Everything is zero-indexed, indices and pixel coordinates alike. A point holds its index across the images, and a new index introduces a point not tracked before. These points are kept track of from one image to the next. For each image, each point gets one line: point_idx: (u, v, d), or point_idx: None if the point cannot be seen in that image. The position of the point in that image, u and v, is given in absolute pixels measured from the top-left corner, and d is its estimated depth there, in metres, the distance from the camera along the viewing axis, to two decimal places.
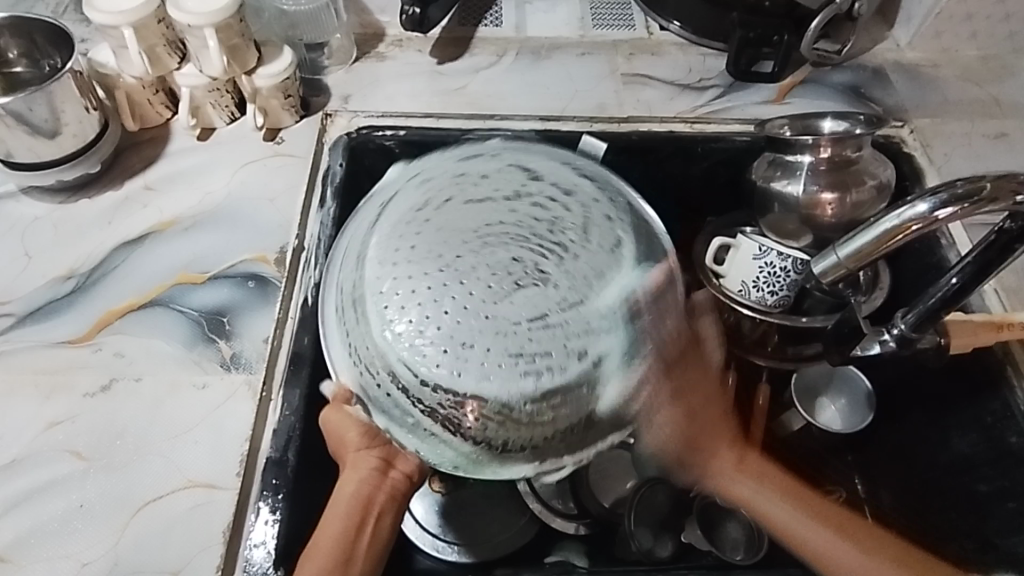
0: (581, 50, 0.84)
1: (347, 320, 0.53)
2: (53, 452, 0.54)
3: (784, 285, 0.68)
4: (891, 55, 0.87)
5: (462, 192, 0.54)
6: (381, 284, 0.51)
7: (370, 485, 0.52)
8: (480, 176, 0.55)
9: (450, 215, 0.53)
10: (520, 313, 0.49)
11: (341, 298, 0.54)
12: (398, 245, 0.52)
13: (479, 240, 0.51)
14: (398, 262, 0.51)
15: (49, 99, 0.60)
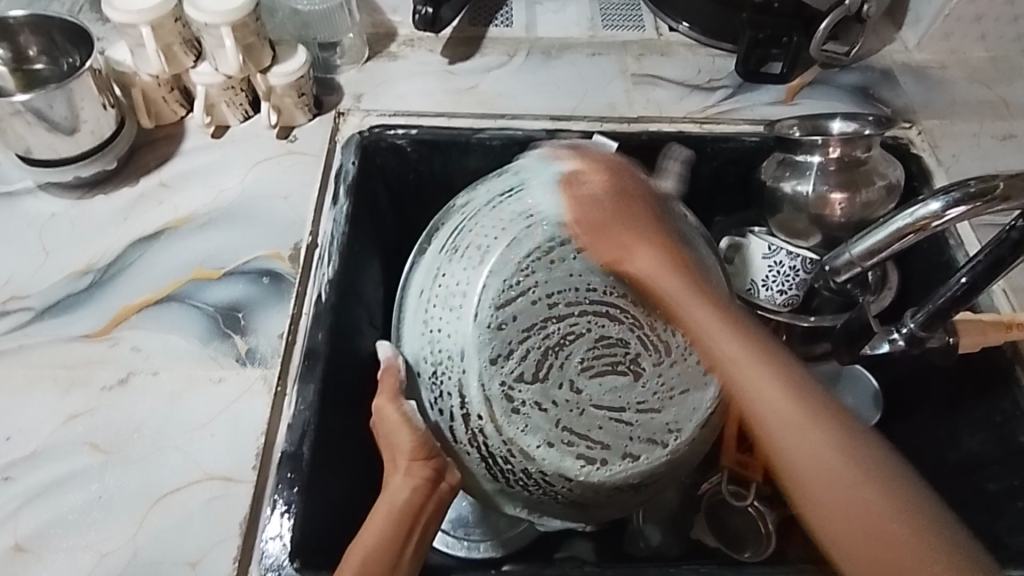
0: (591, 51, 0.85)
1: (433, 300, 0.56)
2: (72, 445, 0.54)
3: (793, 284, 0.70)
4: (900, 56, 0.87)
5: (602, 243, 0.57)
6: (489, 312, 0.54)
7: (420, 492, 0.50)
8: (630, 232, 0.57)
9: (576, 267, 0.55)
10: (603, 398, 0.54)
11: (442, 280, 0.57)
12: (532, 250, 0.56)
13: (595, 305, 0.55)
14: (522, 279, 0.55)
15: (68, 97, 0.61)
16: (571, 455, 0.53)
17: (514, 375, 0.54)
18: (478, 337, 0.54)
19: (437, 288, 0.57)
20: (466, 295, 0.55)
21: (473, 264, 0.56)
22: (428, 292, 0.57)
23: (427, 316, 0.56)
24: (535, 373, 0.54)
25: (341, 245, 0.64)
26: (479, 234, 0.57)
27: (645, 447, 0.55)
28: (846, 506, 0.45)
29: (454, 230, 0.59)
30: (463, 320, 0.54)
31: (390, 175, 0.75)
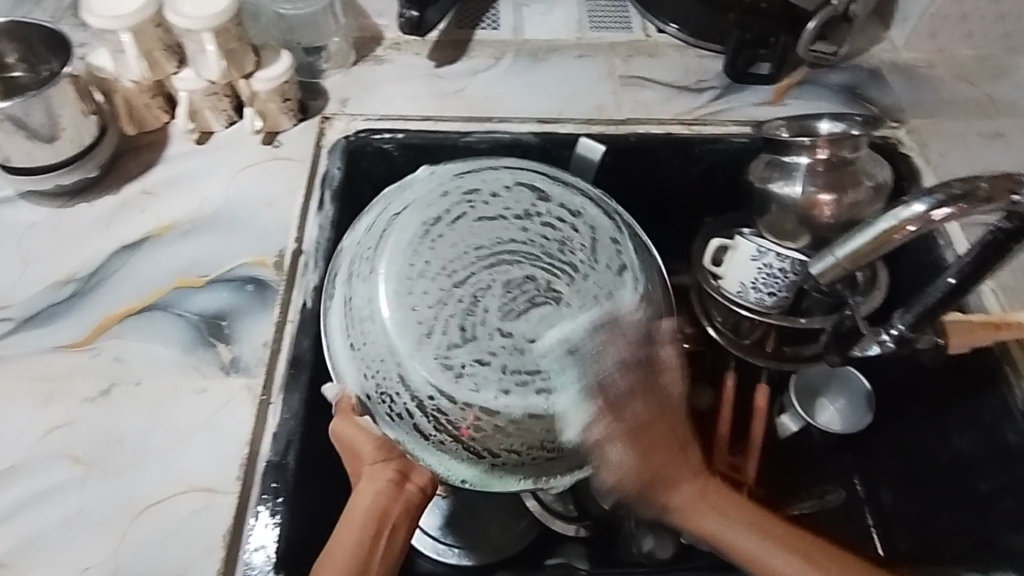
0: (578, 52, 0.85)
1: (350, 321, 0.55)
2: (53, 457, 0.53)
3: (783, 286, 0.69)
4: (888, 55, 0.87)
5: (476, 209, 0.57)
6: (399, 300, 0.53)
7: (385, 498, 0.49)
8: (492, 193, 0.58)
9: (465, 232, 0.56)
10: (535, 330, 0.52)
11: (349, 302, 0.56)
12: (413, 238, 0.56)
13: (494, 259, 0.55)
14: (416, 262, 0.55)
15: (47, 105, 0.60)
16: (531, 391, 0.51)
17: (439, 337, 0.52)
18: (398, 333, 0.53)
19: (349, 309, 0.55)
20: (372, 302, 0.54)
21: (369, 279, 0.55)
22: (346, 318, 0.56)
23: (354, 336, 0.54)
24: (461, 335, 0.52)
25: (327, 250, 0.65)
26: (365, 254, 0.56)
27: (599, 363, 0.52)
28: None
29: (348, 256, 0.58)
30: (379, 321, 0.53)
31: (376, 179, 0.75)
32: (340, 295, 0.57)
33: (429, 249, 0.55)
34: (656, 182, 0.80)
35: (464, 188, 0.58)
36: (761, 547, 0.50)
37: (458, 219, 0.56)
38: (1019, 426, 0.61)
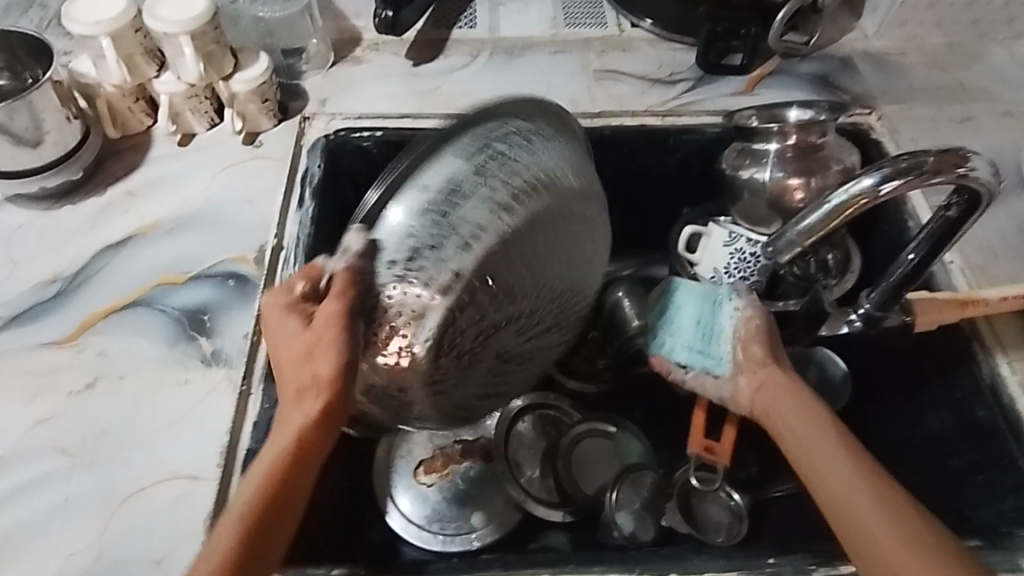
0: (553, 49, 0.86)
1: (424, 232, 0.48)
2: (39, 449, 0.55)
3: (754, 270, 0.71)
4: (859, 44, 0.89)
5: (575, 240, 0.56)
6: (482, 255, 0.49)
7: (314, 431, 0.45)
8: (591, 247, 0.58)
9: (556, 254, 0.54)
10: (509, 354, 0.52)
11: (424, 214, 0.49)
12: (517, 200, 0.51)
13: (546, 297, 0.54)
14: (524, 239, 0.51)
15: (29, 108, 0.62)
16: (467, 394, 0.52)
17: (463, 313, 0.49)
18: (470, 269, 0.49)
19: (451, 197, 0.50)
20: (475, 223, 0.49)
21: (471, 212, 0.49)
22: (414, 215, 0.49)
23: (434, 217, 0.49)
24: (488, 326, 0.50)
25: (306, 246, 0.65)
26: (471, 180, 0.51)
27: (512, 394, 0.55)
28: (854, 514, 0.47)
29: (440, 164, 0.51)
30: (470, 244, 0.49)
31: (359, 177, 0.76)
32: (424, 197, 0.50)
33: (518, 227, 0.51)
34: (633, 174, 0.82)
35: (587, 213, 0.57)
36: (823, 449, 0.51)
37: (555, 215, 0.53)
38: (988, 403, 0.62)
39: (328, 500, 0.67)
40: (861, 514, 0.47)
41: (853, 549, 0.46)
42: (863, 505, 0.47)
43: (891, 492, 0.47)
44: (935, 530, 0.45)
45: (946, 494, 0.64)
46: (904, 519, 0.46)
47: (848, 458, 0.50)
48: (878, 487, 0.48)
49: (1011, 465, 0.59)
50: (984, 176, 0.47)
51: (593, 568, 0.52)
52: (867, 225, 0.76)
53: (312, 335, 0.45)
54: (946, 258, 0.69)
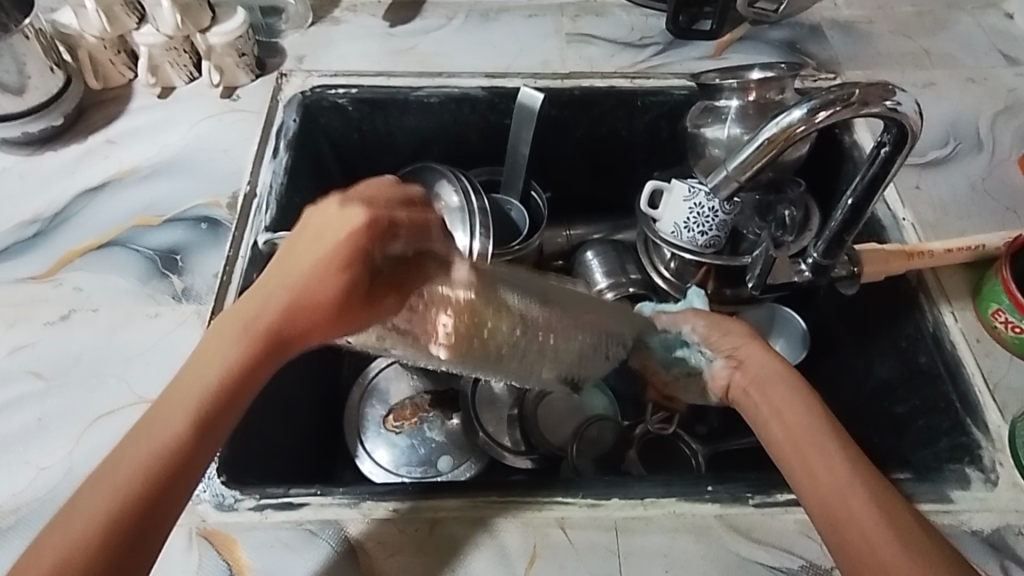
0: (527, 12, 0.88)
1: (511, 314, 0.53)
2: (15, 373, 0.58)
3: (713, 225, 0.73)
4: (829, 12, 0.90)
5: (566, 368, 0.63)
6: (499, 352, 0.54)
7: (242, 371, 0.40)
8: (569, 377, 0.64)
9: (532, 373, 0.60)
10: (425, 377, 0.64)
11: (520, 311, 0.54)
12: (554, 351, 0.58)
13: (481, 383, 0.61)
14: (523, 364, 0.57)
15: (11, 53, 0.64)
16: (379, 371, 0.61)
17: (425, 361, 0.57)
18: (485, 351, 0.54)
19: (532, 313, 0.55)
20: (523, 332, 0.54)
21: (539, 340, 0.56)
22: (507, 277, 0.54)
23: (511, 309, 0.53)
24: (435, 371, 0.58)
25: (278, 194, 0.69)
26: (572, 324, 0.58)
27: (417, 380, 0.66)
28: (841, 492, 0.45)
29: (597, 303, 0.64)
30: (505, 335, 0.54)
31: (334, 134, 0.80)
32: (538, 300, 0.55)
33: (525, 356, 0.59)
34: (602, 135, 0.84)
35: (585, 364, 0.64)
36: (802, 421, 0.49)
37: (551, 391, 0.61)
38: (930, 348, 0.64)
39: (295, 434, 0.69)
40: (845, 494, 0.45)
41: (835, 530, 0.44)
42: (853, 485, 0.45)
43: (878, 477, 0.46)
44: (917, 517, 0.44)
45: (890, 440, 0.66)
46: (898, 515, 0.44)
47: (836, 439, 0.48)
48: (866, 471, 0.46)
49: (948, 407, 0.61)
50: (910, 111, 0.50)
51: (537, 492, 0.54)
52: (824, 186, 0.80)
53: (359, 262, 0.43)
54: (898, 214, 0.71)
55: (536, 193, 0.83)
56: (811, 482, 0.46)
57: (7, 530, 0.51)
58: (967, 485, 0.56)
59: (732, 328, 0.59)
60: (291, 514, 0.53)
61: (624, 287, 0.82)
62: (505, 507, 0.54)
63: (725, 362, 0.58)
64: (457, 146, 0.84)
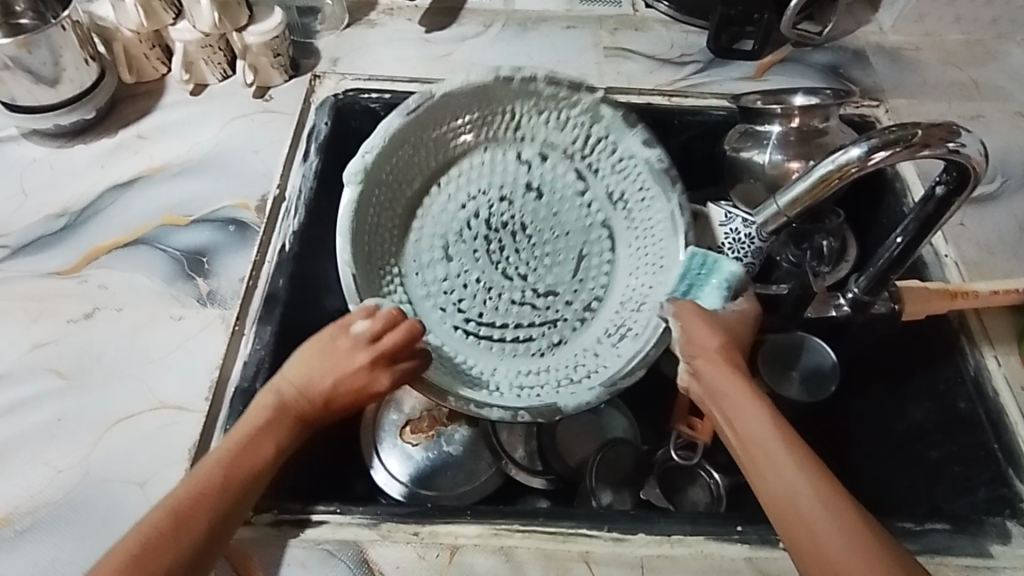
0: (566, 24, 0.87)
1: (598, 162, 0.70)
2: (37, 369, 0.57)
3: (750, 252, 0.70)
4: (874, 37, 0.88)
5: (585, 250, 0.72)
6: (532, 176, 0.72)
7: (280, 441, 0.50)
8: (577, 266, 0.72)
9: (560, 216, 0.72)
10: (501, 195, 0.72)
11: (619, 160, 0.68)
12: (619, 179, 0.69)
13: (508, 226, 0.72)
14: (554, 198, 0.72)
15: (49, 44, 0.64)
16: (472, 205, 0.71)
17: (477, 194, 0.71)
18: (545, 147, 0.70)
19: (632, 186, 0.69)
20: (606, 153, 0.69)
21: (621, 180, 0.69)
22: (649, 169, 0.67)
23: (607, 158, 0.69)
24: (507, 150, 0.70)
25: (308, 199, 0.67)
26: (657, 248, 0.67)
27: (502, 208, 0.72)
28: (792, 495, 0.47)
29: (666, 225, 0.66)
30: (585, 136, 0.68)
31: (366, 139, 0.78)
32: (662, 197, 0.66)
33: (598, 252, 0.72)
34: None
35: (597, 270, 0.72)
36: (766, 441, 0.50)
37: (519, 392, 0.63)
38: (970, 394, 0.62)
39: (312, 454, 0.68)
40: (812, 521, 0.45)
41: (798, 550, 0.46)
42: (804, 491, 0.46)
43: (826, 478, 0.47)
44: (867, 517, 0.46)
45: (922, 484, 0.64)
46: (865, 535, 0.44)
47: (786, 444, 0.49)
48: (814, 474, 0.47)
49: (988, 457, 0.59)
50: (974, 152, 0.48)
51: (562, 523, 0.53)
52: (865, 216, 0.77)
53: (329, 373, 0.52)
54: (941, 250, 0.69)
55: None
56: (763, 485, 0.48)
57: (23, 533, 0.50)
58: (1008, 541, 0.54)
59: (701, 333, 0.56)
60: (310, 532, 0.52)
61: None
62: (528, 537, 0.52)
63: (687, 369, 0.56)
64: None
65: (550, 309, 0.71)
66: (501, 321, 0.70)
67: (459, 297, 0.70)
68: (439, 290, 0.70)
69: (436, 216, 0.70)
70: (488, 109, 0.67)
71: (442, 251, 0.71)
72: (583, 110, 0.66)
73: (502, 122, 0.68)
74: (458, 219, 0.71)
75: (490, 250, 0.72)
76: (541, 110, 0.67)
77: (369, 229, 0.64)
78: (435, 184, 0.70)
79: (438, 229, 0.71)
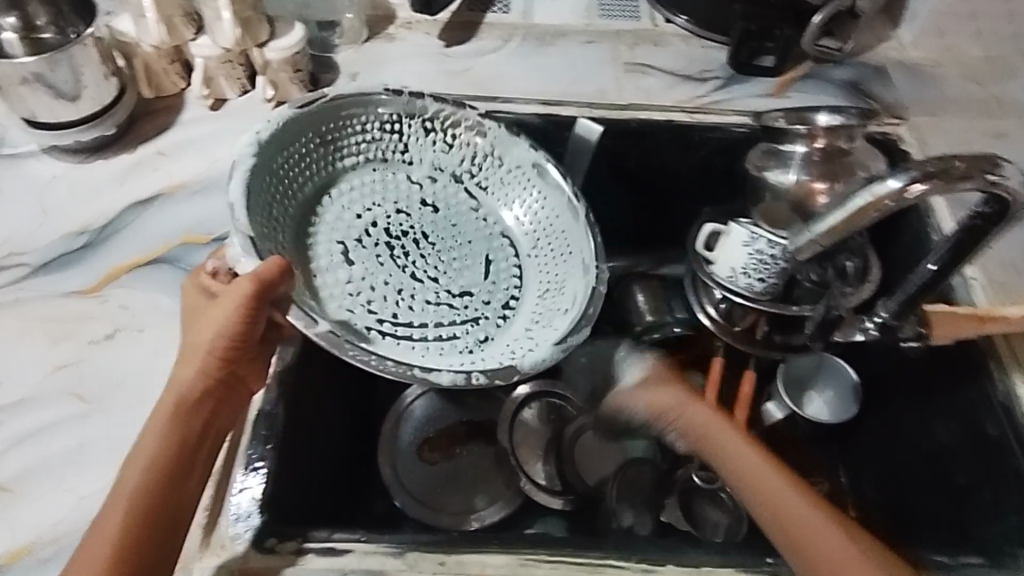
0: (584, 38, 0.86)
1: (487, 179, 0.73)
2: (58, 393, 0.56)
3: (772, 273, 0.71)
4: (895, 52, 0.88)
5: (487, 258, 0.72)
6: (425, 192, 0.72)
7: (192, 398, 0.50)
8: (485, 275, 0.71)
9: (459, 229, 0.72)
10: (397, 209, 0.70)
11: (508, 166, 0.71)
12: (506, 187, 0.73)
13: (409, 233, 0.70)
14: (449, 210, 0.72)
15: (70, 62, 0.63)
16: (371, 219, 0.68)
17: (371, 207, 0.69)
18: (432, 164, 0.72)
19: (533, 190, 0.71)
20: (490, 162, 0.72)
21: (518, 188, 0.72)
22: (536, 169, 0.71)
23: (490, 166, 0.72)
24: (396, 171, 0.71)
25: None
26: (557, 237, 0.70)
27: (400, 218, 0.70)
28: (809, 529, 0.52)
29: (573, 212, 0.69)
30: (474, 147, 0.71)
31: None
32: (545, 197, 0.71)
33: (505, 259, 0.72)
34: (654, 169, 0.83)
35: (507, 280, 0.71)
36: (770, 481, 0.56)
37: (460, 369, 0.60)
38: (1000, 420, 0.61)
39: (328, 471, 0.68)
40: (827, 547, 0.50)
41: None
42: (813, 518, 0.52)
43: (827, 507, 0.54)
44: (871, 540, 0.52)
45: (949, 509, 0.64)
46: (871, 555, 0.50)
47: (786, 480, 0.56)
48: (816, 503, 0.54)
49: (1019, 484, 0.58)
50: (1015, 183, 0.48)
51: (591, 553, 0.52)
52: (887, 233, 0.77)
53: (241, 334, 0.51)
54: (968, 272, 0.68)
55: None
56: (779, 519, 0.53)
57: (47, 561, 0.49)
58: None
59: (686, 393, 0.66)
60: (336, 560, 0.51)
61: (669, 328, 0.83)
62: (556, 568, 0.52)
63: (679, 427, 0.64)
64: None
65: (468, 308, 0.68)
66: (420, 320, 0.65)
67: (368, 299, 0.64)
68: (345, 294, 0.63)
69: (333, 224, 0.67)
70: (376, 121, 0.68)
71: (343, 255, 0.65)
72: (467, 126, 0.70)
73: (390, 141, 0.70)
74: (348, 231, 0.67)
75: (394, 255, 0.68)
76: (429, 130, 0.70)
77: (266, 213, 0.60)
78: (328, 195, 0.67)
79: (340, 241, 0.66)
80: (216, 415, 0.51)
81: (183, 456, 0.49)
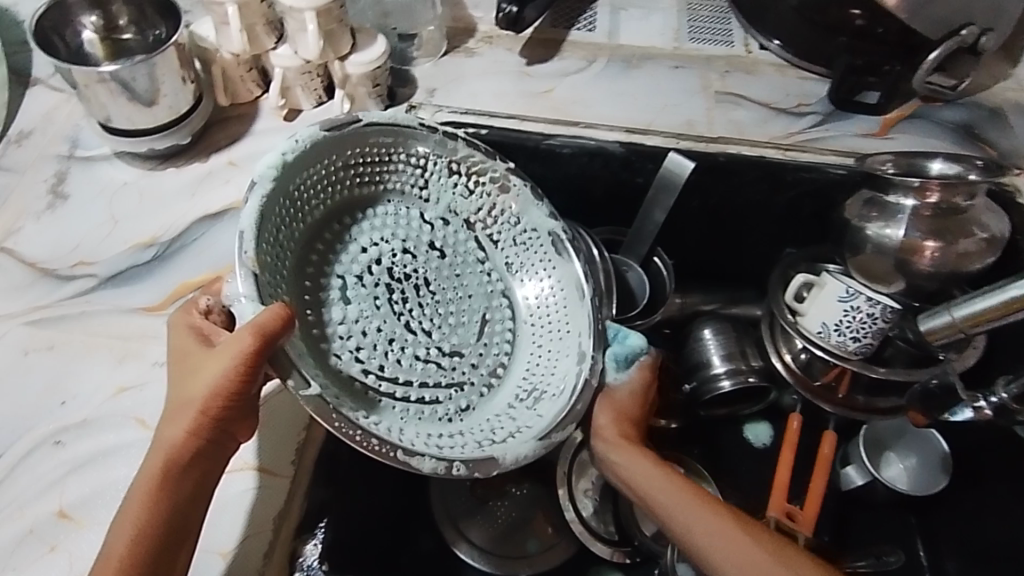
0: (673, 63, 0.81)
1: (501, 237, 0.63)
2: (120, 416, 0.55)
3: (869, 331, 0.67)
4: (1014, 94, 0.80)
5: (484, 319, 0.61)
6: (435, 232, 0.62)
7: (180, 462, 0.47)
8: (479, 336, 0.61)
9: (460, 281, 0.62)
10: (401, 247, 0.60)
11: (522, 228, 0.62)
12: (520, 248, 0.63)
13: (410, 279, 0.59)
14: (456, 258, 0.62)
15: (151, 71, 0.62)
16: (367, 256, 0.59)
17: (373, 243, 0.60)
18: (447, 207, 0.62)
19: (542, 253, 0.62)
20: (506, 220, 0.62)
21: (529, 250, 0.62)
22: (554, 241, 0.62)
23: (505, 222, 0.63)
24: (411, 205, 0.61)
25: None
26: (559, 318, 0.60)
27: (404, 258, 0.60)
28: None
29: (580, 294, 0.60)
30: (490, 202, 0.62)
31: None
32: (559, 270, 0.61)
33: (501, 321, 0.62)
34: (738, 207, 0.78)
35: (500, 348, 0.61)
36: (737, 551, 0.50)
37: (440, 455, 0.51)
38: None
39: (382, 507, 0.68)
40: None
41: None
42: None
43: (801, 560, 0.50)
44: None
45: None
46: None
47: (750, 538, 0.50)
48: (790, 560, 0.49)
49: None
50: None
51: None
52: None
53: (230, 398, 0.47)
54: None
55: (660, 257, 0.75)
56: None
57: None
58: None
59: (621, 432, 0.59)
60: None
61: (745, 377, 0.74)
62: None
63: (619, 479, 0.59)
64: (580, 200, 0.81)
65: (455, 371, 0.59)
66: (404, 379, 0.56)
67: (355, 349, 0.55)
68: (329, 343, 0.54)
69: (330, 256, 0.57)
70: (400, 153, 0.60)
71: (337, 292, 0.57)
72: (493, 177, 0.62)
73: (409, 174, 0.61)
74: (342, 271, 0.58)
75: (393, 301, 0.58)
76: (454, 170, 0.61)
77: (264, 240, 0.51)
78: (336, 224, 0.59)
79: (331, 277, 0.57)
80: (205, 479, 0.48)
81: (168, 526, 0.46)
